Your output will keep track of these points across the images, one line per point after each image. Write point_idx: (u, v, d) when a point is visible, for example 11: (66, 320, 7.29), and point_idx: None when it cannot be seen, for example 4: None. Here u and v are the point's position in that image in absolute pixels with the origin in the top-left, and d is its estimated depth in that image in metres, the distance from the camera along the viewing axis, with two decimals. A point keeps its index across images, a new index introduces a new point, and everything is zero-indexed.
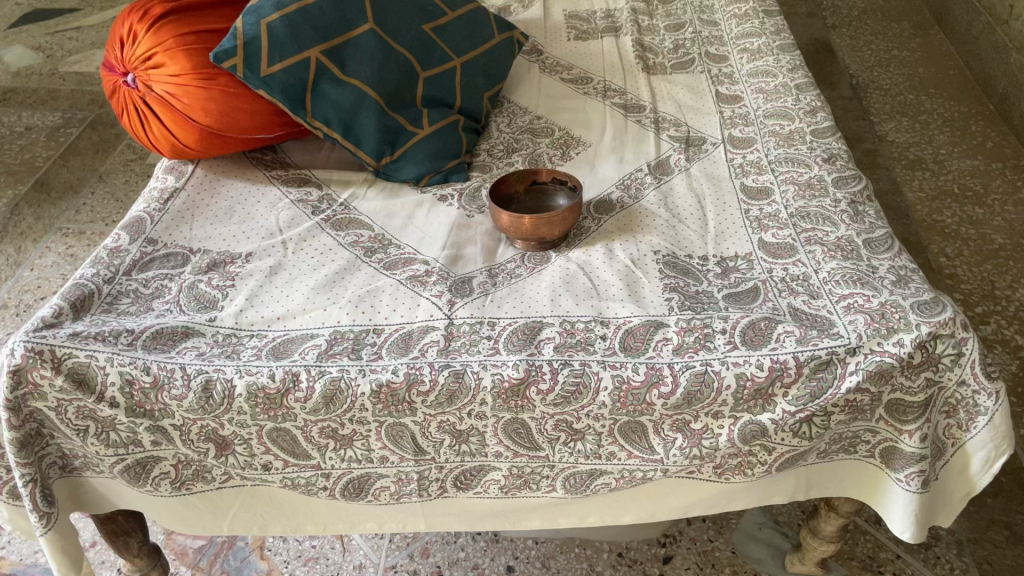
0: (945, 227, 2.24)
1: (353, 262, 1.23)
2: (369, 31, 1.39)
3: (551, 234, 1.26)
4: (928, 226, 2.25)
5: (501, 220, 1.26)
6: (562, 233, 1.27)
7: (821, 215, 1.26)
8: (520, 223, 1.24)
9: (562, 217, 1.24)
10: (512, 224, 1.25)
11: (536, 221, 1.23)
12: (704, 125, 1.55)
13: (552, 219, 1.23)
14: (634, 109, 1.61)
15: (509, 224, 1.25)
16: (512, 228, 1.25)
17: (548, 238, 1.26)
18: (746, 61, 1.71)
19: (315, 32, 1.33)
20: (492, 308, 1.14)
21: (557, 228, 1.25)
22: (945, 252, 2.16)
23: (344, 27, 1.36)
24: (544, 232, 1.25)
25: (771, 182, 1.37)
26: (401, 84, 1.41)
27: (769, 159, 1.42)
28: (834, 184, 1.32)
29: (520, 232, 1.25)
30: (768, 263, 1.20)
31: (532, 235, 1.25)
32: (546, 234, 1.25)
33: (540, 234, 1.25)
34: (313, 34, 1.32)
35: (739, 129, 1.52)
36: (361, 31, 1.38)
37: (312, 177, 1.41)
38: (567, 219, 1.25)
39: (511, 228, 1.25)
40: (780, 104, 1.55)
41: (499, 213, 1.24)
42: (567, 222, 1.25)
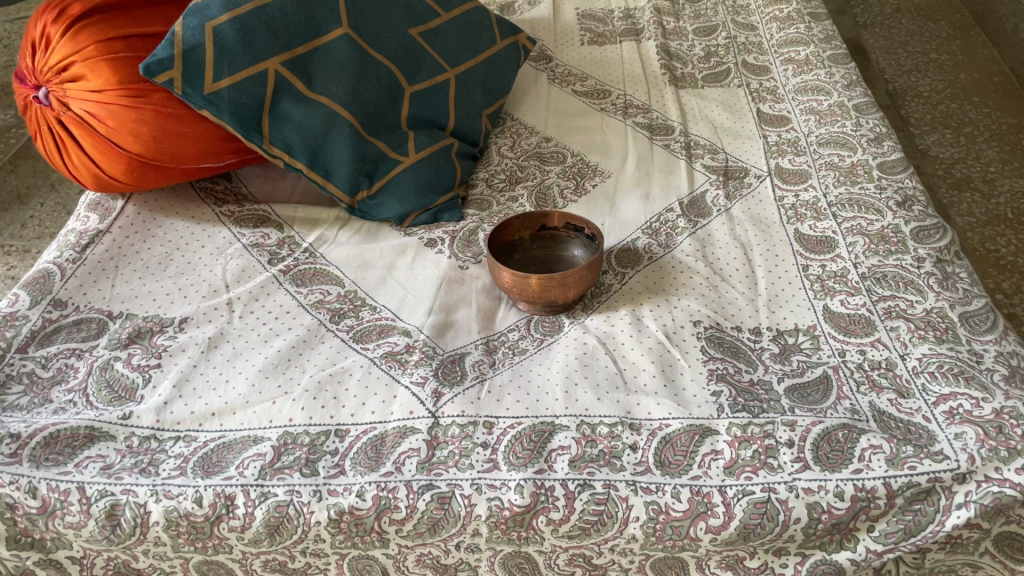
0: (1000, 258, 1.99)
1: (314, 332, 0.98)
2: (343, 37, 1.13)
3: (564, 298, 1.01)
4: (981, 257, 2.00)
5: (501, 278, 1.01)
6: (578, 295, 1.02)
7: (901, 279, 1.01)
8: (526, 283, 0.99)
9: (580, 277, 0.99)
10: (515, 284, 1.00)
11: (547, 281, 0.98)
12: (745, 153, 1.30)
13: (567, 278, 0.98)
14: (661, 131, 1.35)
15: (512, 284, 1.00)
16: (515, 288, 1.00)
17: (560, 303, 1.01)
18: (793, 75, 1.45)
19: (275, 38, 1.07)
20: (491, 401, 0.88)
21: (571, 289, 1.00)
22: (1002, 288, 1.91)
23: (312, 31, 1.10)
24: (555, 294, 1.00)
25: (833, 231, 1.11)
26: (382, 102, 1.16)
27: (828, 200, 1.17)
28: (914, 237, 1.07)
29: (526, 295, 1.00)
30: (839, 344, 0.95)
31: (541, 298, 1.00)
32: (558, 297, 1.00)
33: (551, 296, 1.00)
34: (272, 40, 1.07)
35: (789, 160, 1.27)
36: (334, 36, 1.12)
37: (271, 214, 1.16)
38: (585, 279, 1.00)
39: (513, 289, 1.00)
40: (837, 129, 1.30)
41: (500, 270, 0.99)
42: (584, 282, 1.00)
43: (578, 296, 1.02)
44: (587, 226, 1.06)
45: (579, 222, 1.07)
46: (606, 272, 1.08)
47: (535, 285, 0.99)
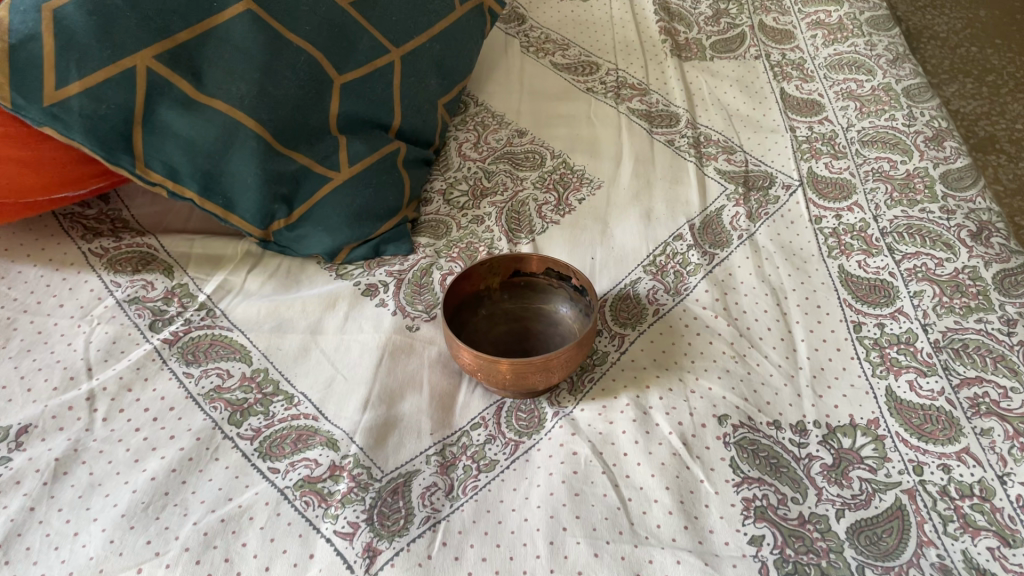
0: None
1: (206, 443, 0.72)
2: (247, 14, 0.83)
3: (547, 382, 0.75)
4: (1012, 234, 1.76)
5: (461, 356, 0.75)
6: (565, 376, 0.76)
7: (986, 352, 0.77)
8: (495, 368, 0.73)
9: (566, 356, 0.74)
10: (480, 368, 0.74)
11: (523, 366, 0.72)
12: (769, 152, 1.04)
13: (550, 360, 0.73)
14: (662, 121, 1.08)
15: (475, 367, 0.74)
16: (478, 371, 0.75)
17: (540, 387, 0.76)
18: (822, 46, 1.18)
19: (147, 21, 0.77)
20: (445, 559, 0.63)
21: (555, 371, 0.74)
22: None
23: (202, 8, 0.80)
24: (533, 379, 0.74)
25: (890, 273, 0.87)
26: (303, 101, 0.86)
27: (880, 226, 0.92)
28: (998, 287, 0.83)
29: (496, 381, 0.75)
30: (912, 451, 0.72)
31: (515, 384, 0.75)
32: (538, 382, 0.75)
33: (528, 382, 0.75)
34: (142, 23, 0.77)
35: (826, 164, 1.01)
36: (233, 13, 0.82)
37: (160, 252, 0.88)
38: (573, 357, 0.74)
39: (478, 372, 0.75)
40: (884, 123, 1.03)
41: (459, 349, 0.73)
42: (572, 361, 0.75)
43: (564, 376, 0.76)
44: (574, 275, 0.81)
45: (563, 269, 0.81)
46: (599, 334, 0.82)
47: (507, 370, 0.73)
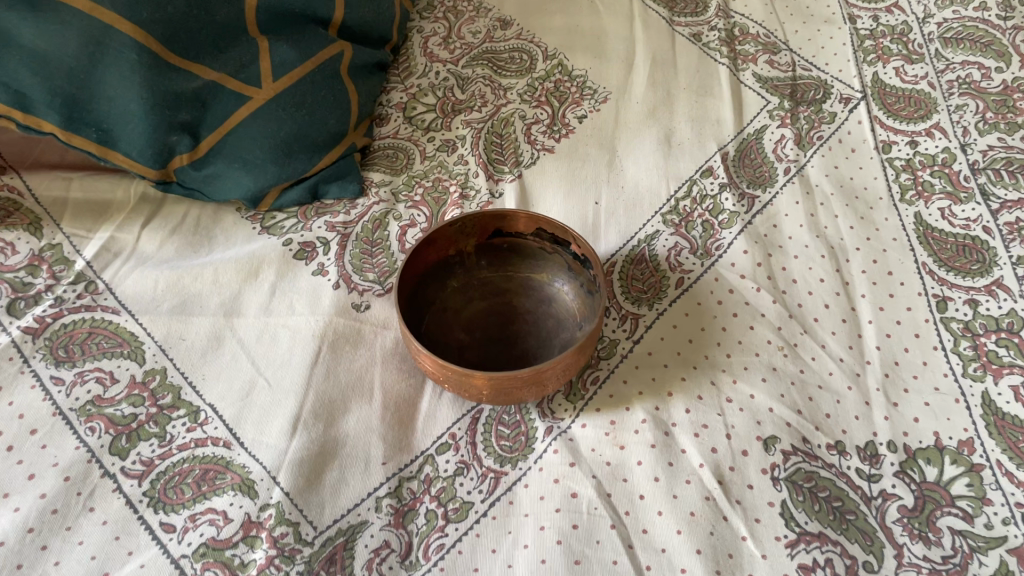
0: None
1: (78, 485, 0.53)
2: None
3: (537, 395, 0.56)
4: None
5: (421, 359, 0.56)
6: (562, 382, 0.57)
7: None
8: (466, 380, 0.54)
9: (564, 364, 0.54)
10: (446, 379, 0.55)
11: (506, 379, 0.53)
12: (822, 51, 0.81)
13: (542, 370, 0.53)
14: (686, 7, 0.85)
15: (440, 376, 0.55)
16: (444, 381, 0.56)
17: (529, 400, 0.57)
18: None
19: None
20: None
21: (549, 382, 0.55)
22: None
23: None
24: (518, 394, 0.55)
25: (984, 227, 0.67)
26: None
27: (970, 159, 0.71)
28: None
29: (468, 393, 0.55)
30: (1019, 491, 0.54)
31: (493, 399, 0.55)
32: (525, 395, 0.55)
33: (512, 398, 0.55)
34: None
35: (896, 70, 0.78)
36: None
37: (26, 198, 0.67)
38: (573, 361, 0.55)
39: (444, 382, 0.55)
40: (972, 14, 0.81)
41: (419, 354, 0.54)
42: (572, 366, 0.55)
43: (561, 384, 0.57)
44: (574, 239, 0.60)
45: (560, 230, 0.61)
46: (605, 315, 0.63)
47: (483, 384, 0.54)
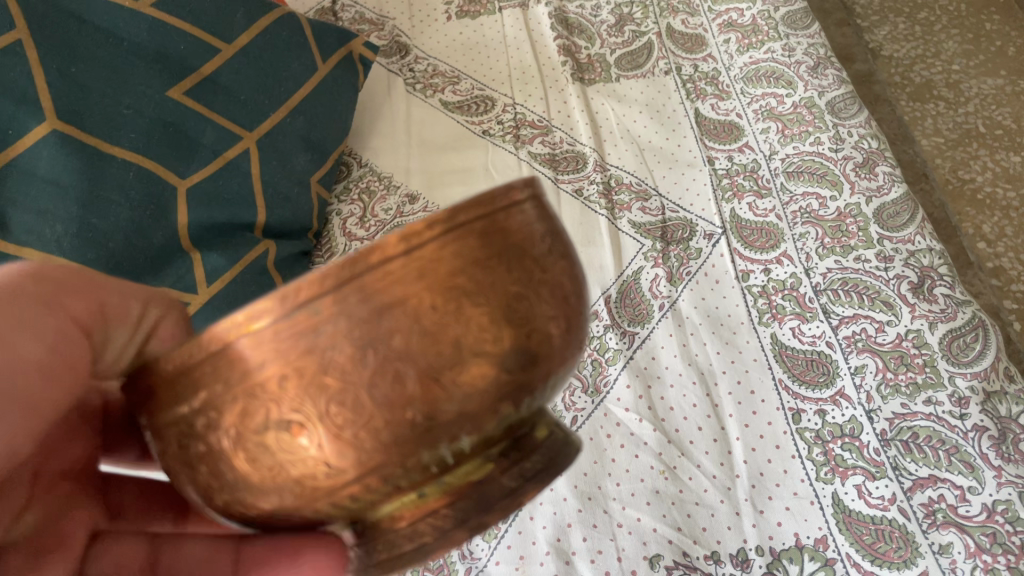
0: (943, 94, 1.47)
1: None
2: (45, 70, 0.69)
3: (392, 398, 0.33)
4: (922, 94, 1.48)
5: (207, 427, 0.36)
6: (468, 379, 0.34)
7: (939, 444, 0.69)
8: (282, 405, 0.33)
9: (428, 288, 0.33)
10: (247, 431, 0.34)
11: (309, 311, 0.32)
12: (686, 193, 0.93)
13: (387, 252, 0.32)
14: (568, 164, 0.97)
15: (217, 439, 0.35)
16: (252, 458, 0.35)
17: (419, 443, 0.35)
18: (737, 52, 1.06)
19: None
20: None
21: (418, 350, 0.33)
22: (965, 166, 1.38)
23: (15, 96, 0.67)
24: (355, 396, 0.33)
25: (827, 343, 0.78)
26: (144, 220, 0.73)
27: (812, 282, 0.83)
28: (945, 353, 0.74)
29: (323, 470, 0.35)
30: None
31: (331, 438, 0.34)
32: (374, 390, 0.33)
33: (372, 414, 0.33)
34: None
35: (749, 205, 0.91)
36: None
37: None
38: (455, 292, 0.34)
39: (241, 451, 0.35)
40: (809, 148, 0.93)
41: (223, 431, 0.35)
42: (462, 318, 0.34)
43: (466, 378, 0.34)
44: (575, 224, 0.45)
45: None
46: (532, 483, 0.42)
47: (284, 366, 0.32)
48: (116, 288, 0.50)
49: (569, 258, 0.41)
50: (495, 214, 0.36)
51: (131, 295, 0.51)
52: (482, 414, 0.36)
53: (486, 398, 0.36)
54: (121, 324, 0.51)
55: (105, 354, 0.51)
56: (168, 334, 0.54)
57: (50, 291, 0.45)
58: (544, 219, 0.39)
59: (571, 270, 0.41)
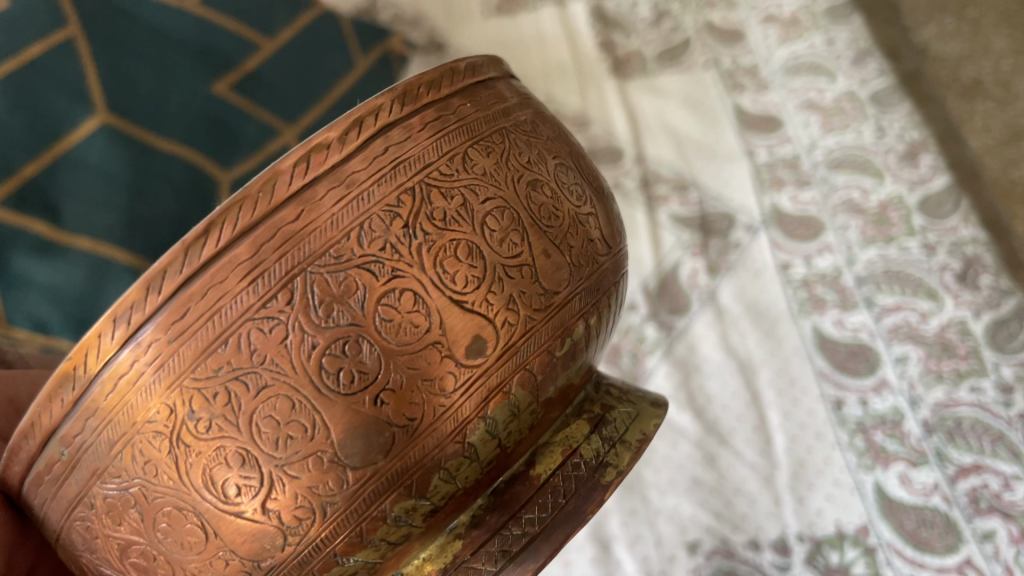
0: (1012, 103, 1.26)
1: None
2: (97, 68, 0.74)
3: (221, 498, 0.31)
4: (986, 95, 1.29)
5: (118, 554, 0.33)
6: (327, 464, 0.31)
7: (983, 432, 0.69)
8: (153, 488, 0.31)
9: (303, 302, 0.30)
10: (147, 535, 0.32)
11: (140, 361, 0.29)
12: (726, 185, 0.92)
13: (159, 329, 0.29)
14: (606, 158, 0.97)
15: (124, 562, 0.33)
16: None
17: (288, 547, 0.33)
18: (775, 46, 1.07)
19: (17, 108, 0.68)
20: None
21: (232, 436, 0.30)
22: None
23: (67, 92, 0.71)
24: (184, 494, 0.31)
25: (870, 333, 0.76)
26: (187, 210, 0.74)
27: (855, 272, 0.82)
28: (990, 341, 0.74)
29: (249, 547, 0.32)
30: (908, 566, 0.63)
31: (226, 506, 0.31)
32: (198, 491, 0.31)
33: (267, 472, 0.31)
34: (10, 110, 0.68)
35: (790, 197, 0.89)
36: (47, 48, 0.72)
37: None
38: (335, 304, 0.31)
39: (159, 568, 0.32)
40: (851, 140, 0.93)
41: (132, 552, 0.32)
42: (293, 391, 0.30)
43: (323, 464, 0.31)
44: (562, 191, 0.39)
45: (492, 92, 0.39)
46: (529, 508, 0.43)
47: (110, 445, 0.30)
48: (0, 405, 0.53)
49: (506, 258, 0.35)
50: (347, 228, 0.31)
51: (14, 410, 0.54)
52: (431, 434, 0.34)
53: (362, 480, 0.32)
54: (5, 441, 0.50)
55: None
56: None
57: None
58: (456, 208, 0.34)
59: (512, 277, 0.35)
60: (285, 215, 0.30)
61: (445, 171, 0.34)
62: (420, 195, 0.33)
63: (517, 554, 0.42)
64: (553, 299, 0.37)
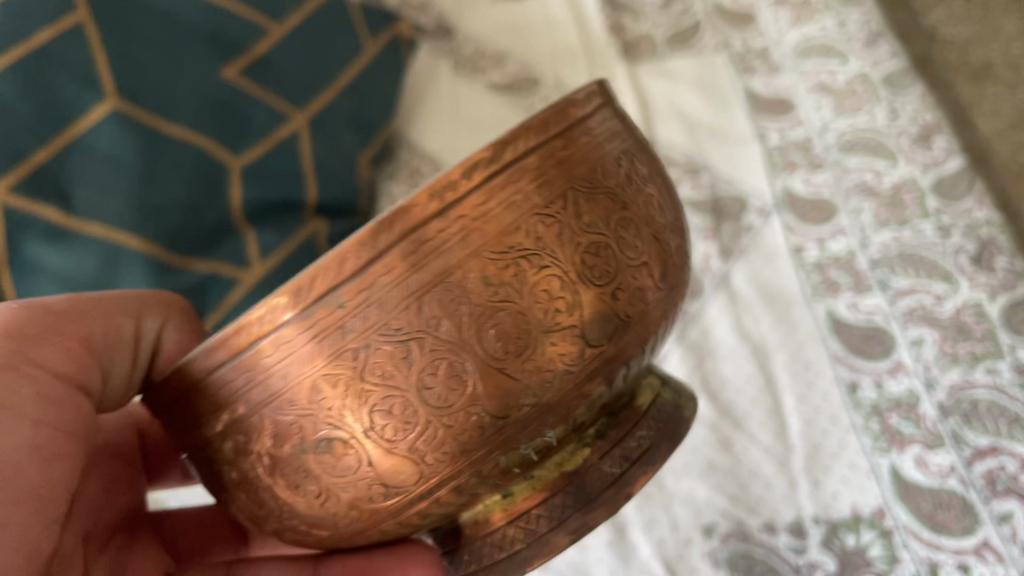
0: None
1: None
2: (106, 51, 0.71)
3: (390, 433, 0.40)
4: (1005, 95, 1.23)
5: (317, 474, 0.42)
6: (473, 412, 0.40)
7: (1000, 414, 0.69)
8: (338, 422, 0.40)
9: (451, 289, 0.39)
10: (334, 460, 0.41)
11: (320, 333, 0.39)
12: (737, 167, 0.92)
13: (333, 310, 0.39)
14: None
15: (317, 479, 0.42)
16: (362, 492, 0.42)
17: (446, 470, 0.42)
18: (787, 28, 1.06)
19: (29, 90, 0.65)
20: None
21: (400, 385, 0.39)
22: None
23: (78, 76, 0.69)
24: (360, 428, 0.40)
25: (885, 317, 0.76)
26: (197, 197, 0.75)
27: (869, 255, 0.81)
28: (1006, 323, 0.74)
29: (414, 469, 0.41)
30: (924, 548, 0.63)
31: (399, 441, 0.40)
32: (378, 425, 0.40)
33: (432, 416, 0.40)
34: (24, 94, 0.65)
35: (803, 180, 0.89)
36: (57, 32, 0.68)
37: None
38: (476, 288, 0.40)
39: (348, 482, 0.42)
40: (864, 123, 0.92)
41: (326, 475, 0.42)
42: (448, 353, 0.39)
43: (471, 412, 0.40)
44: (624, 254, 0.44)
45: (583, 146, 0.44)
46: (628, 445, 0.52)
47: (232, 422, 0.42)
48: (99, 317, 0.53)
49: (557, 319, 0.41)
50: (475, 234, 0.40)
51: (119, 314, 0.55)
52: (546, 390, 0.42)
53: (498, 424, 0.42)
54: (117, 343, 0.55)
55: (112, 380, 0.56)
56: (173, 338, 0.59)
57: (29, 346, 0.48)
58: (558, 219, 0.42)
59: (560, 336, 0.42)
60: (430, 224, 0.39)
61: (552, 189, 0.42)
62: (489, 267, 0.40)
63: (638, 462, 0.51)
64: (597, 349, 0.43)
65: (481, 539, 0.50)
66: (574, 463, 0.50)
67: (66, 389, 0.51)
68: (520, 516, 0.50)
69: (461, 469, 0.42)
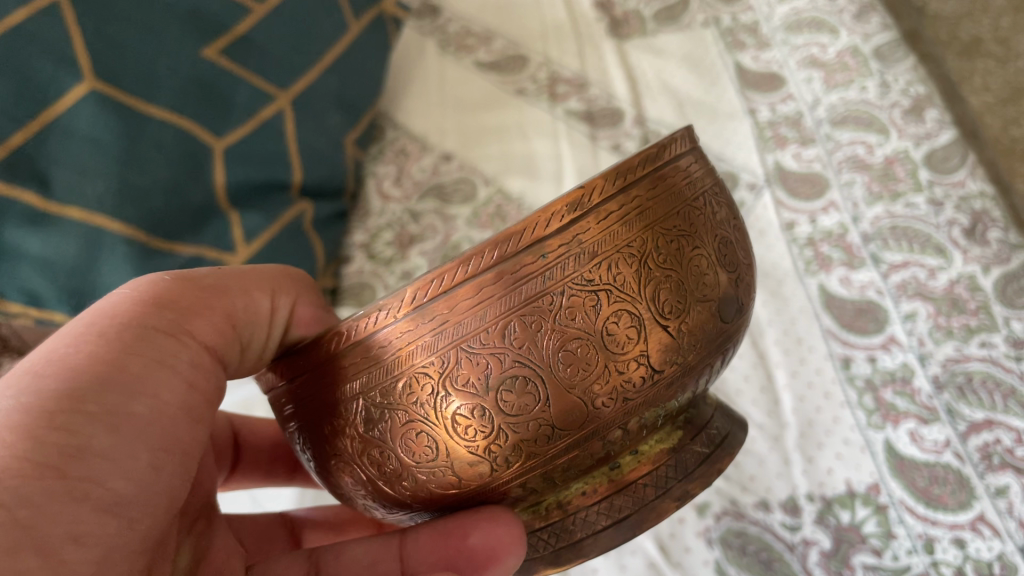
0: None
1: None
2: (81, 31, 0.68)
3: (561, 382, 0.37)
4: None
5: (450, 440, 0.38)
6: (638, 363, 0.39)
7: (994, 388, 0.68)
8: (509, 369, 0.37)
9: (634, 241, 0.39)
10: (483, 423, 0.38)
11: (504, 277, 0.37)
12: (727, 144, 0.91)
13: (530, 253, 0.37)
14: (606, 120, 0.96)
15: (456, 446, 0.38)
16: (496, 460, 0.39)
17: (594, 427, 0.39)
18: (776, 3, 1.05)
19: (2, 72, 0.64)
20: None
21: (582, 328, 0.37)
22: None
23: (55, 56, 0.66)
24: (535, 377, 0.37)
25: (878, 291, 0.75)
26: (179, 178, 0.73)
27: (861, 230, 0.80)
28: (999, 296, 0.73)
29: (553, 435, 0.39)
30: (919, 524, 0.62)
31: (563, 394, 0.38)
32: (549, 374, 0.37)
33: (600, 364, 0.38)
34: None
35: (793, 154, 0.88)
36: (32, 13, 0.65)
37: None
38: (650, 245, 0.39)
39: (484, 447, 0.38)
40: (854, 96, 0.91)
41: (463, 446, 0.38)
42: (625, 301, 0.38)
43: (637, 362, 0.39)
44: (745, 252, 0.45)
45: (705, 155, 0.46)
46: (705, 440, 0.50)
47: (406, 369, 0.38)
48: (237, 291, 0.49)
49: (705, 292, 0.41)
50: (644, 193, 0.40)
51: (256, 289, 0.51)
52: (688, 355, 0.41)
53: (648, 385, 0.40)
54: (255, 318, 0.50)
55: (247, 354, 0.51)
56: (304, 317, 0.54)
57: (173, 315, 0.44)
58: (699, 197, 0.42)
59: (706, 308, 0.41)
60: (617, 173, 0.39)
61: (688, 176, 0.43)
62: (658, 233, 0.39)
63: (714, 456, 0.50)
64: (724, 330, 0.43)
65: (587, 510, 0.46)
66: (671, 441, 0.48)
67: (211, 364, 0.46)
68: (626, 485, 0.46)
69: (611, 422, 0.40)
